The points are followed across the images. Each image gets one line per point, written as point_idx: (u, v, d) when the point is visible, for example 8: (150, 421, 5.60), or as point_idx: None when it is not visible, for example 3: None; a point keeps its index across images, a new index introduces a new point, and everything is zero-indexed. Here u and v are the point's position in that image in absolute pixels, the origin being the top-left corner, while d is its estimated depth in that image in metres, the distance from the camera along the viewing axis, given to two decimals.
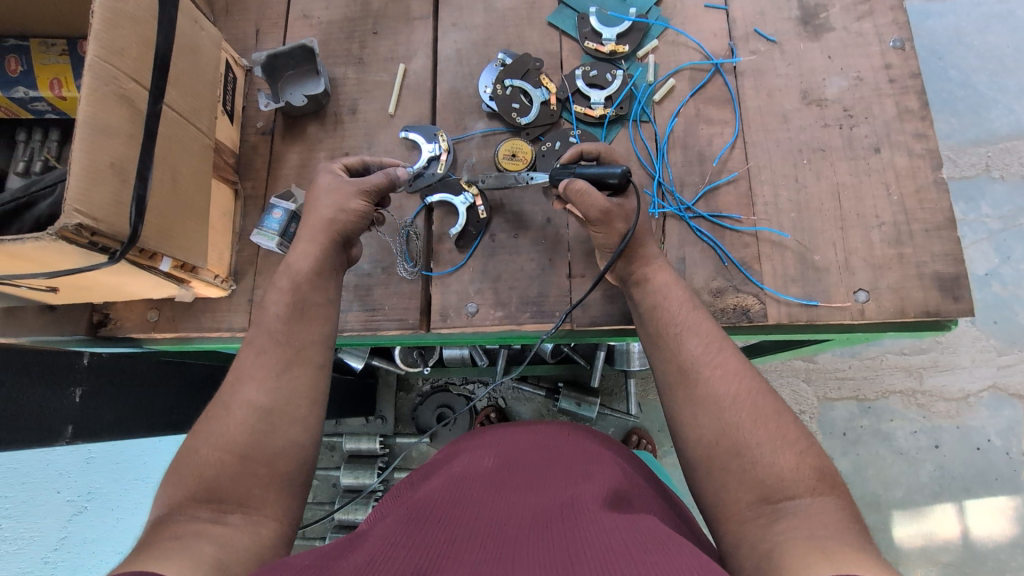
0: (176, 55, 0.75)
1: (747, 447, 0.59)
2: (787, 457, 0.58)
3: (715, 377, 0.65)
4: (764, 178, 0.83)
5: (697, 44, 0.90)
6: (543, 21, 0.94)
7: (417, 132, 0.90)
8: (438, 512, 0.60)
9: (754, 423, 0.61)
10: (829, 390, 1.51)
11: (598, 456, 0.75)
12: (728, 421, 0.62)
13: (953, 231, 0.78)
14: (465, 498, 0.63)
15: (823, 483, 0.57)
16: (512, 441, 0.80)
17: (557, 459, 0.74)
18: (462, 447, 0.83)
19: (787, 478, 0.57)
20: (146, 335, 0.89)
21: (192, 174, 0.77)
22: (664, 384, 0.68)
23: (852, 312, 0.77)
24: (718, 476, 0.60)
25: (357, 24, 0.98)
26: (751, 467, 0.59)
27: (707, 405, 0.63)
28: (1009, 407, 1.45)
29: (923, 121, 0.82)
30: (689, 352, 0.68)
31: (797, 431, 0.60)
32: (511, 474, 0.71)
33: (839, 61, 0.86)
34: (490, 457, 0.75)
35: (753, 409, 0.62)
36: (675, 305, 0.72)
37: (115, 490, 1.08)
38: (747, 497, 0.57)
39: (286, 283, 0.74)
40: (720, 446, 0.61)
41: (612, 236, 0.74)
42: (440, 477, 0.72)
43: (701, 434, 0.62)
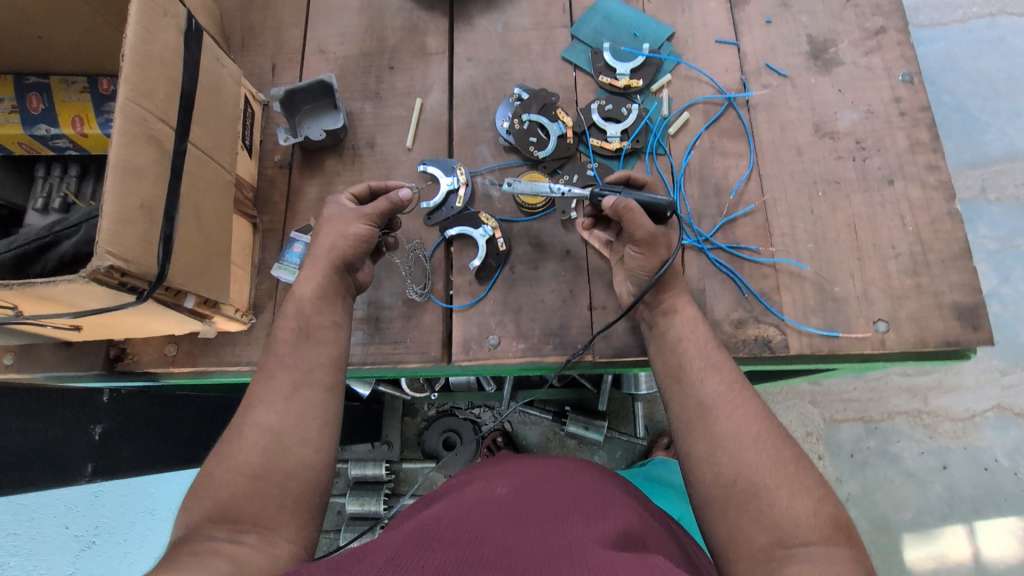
0: (200, 94, 0.76)
1: (765, 488, 0.59)
2: (805, 503, 0.58)
3: (734, 415, 0.65)
4: (780, 210, 0.84)
5: (709, 78, 0.92)
6: (558, 56, 0.96)
7: (435, 166, 0.91)
8: (448, 534, 0.60)
9: (772, 466, 0.61)
10: (835, 411, 1.51)
11: (610, 494, 0.74)
12: (747, 461, 0.61)
13: (969, 261, 0.79)
14: (476, 522, 0.63)
15: (838, 532, 0.57)
16: (526, 471, 0.79)
17: (569, 489, 0.74)
18: (476, 474, 0.82)
19: (803, 523, 0.57)
20: (164, 370, 0.87)
21: (214, 209, 0.77)
22: (680, 418, 0.67)
23: (873, 342, 0.78)
24: (732, 517, 0.60)
25: (373, 60, 0.99)
26: (767, 510, 0.58)
27: (727, 442, 0.63)
28: (1015, 426, 1.45)
29: (935, 153, 0.84)
30: (708, 390, 0.67)
31: (814, 477, 0.61)
32: (523, 500, 0.70)
33: (850, 95, 0.88)
34: (503, 484, 0.75)
35: (772, 453, 0.62)
36: (696, 340, 0.72)
37: (120, 522, 1.04)
38: (760, 539, 0.58)
39: (291, 312, 0.73)
40: (737, 486, 0.60)
41: (652, 260, 0.74)
42: (452, 500, 0.72)
43: (719, 473, 0.62)
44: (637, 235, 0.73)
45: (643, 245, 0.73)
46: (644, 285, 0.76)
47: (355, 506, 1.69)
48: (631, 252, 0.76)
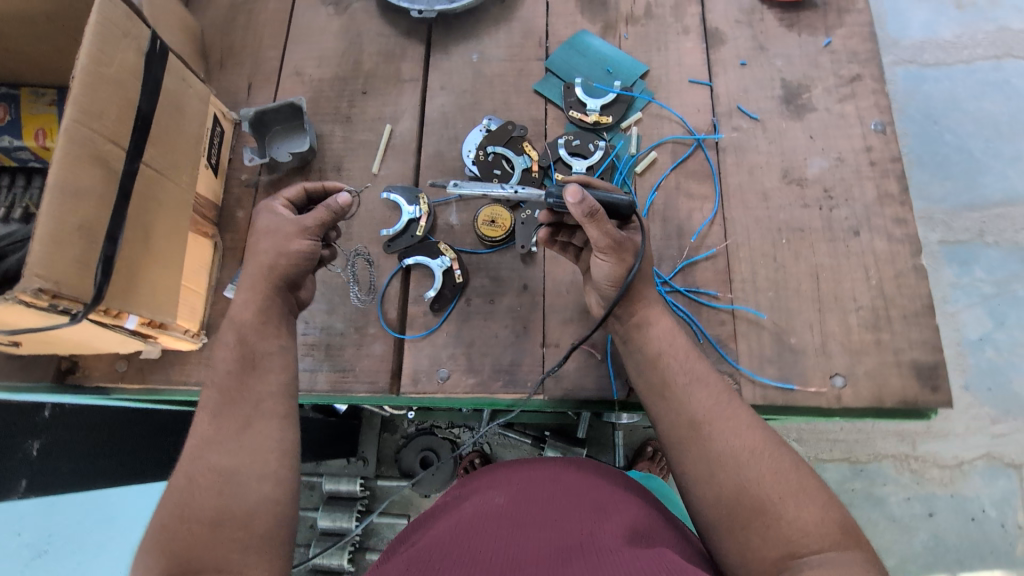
0: (159, 115, 0.76)
1: (769, 503, 0.57)
2: (811, 510, 0.56)
3: (726, 429, 0.63)
4: (742, 256, 0.83)
5: (679, 118, 0.91)
6: (530, 88, 0.95)
7: (399, 194, 0.90)
8: (444, 566, 0.56)
9: (774, 475, 0.59)
10: (821, 450, 1.46)
11: (613, 490, 0.69)
12: (747, 477, 0.59)
13: (931, 318, 0.77)
14: (475, 550, 0.58)
15: (848, 537, 0.55)
16: (522, 472, 0.74)
17: (569, 488, 0.69)
18: (474, 482, 0.77)
19: (812, 533, 0.55)
20: (113, 386, 0.87)
21: (167, 228, 0.76)
22: (670, 436, 0.65)
23: (828, 398, 0.76)
24: (741, 535, 0.57)
25: (347, 84, 0.99)
26: (774, 523, 0.56)
27: (725, 461, 0.61)
28: (1004, 477, 1.41)
29: (903, 205, 0.82)
30: (700, 404, 0.65)
31: (816, 482, 0.59)
32: (525, 510, 0.66)
33: (821, 142, 0.87)
34: (501, 492, 0.70)
35: (771, 462, 0.60)
36: (674, 352, 0.70)
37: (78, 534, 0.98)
38: (772, 555, 0.55)
39: (230, 336, 0.70)
40: (742, 500, 0.58)
41: (619, 267, 0.71)
42: (450, 517, 0.67)
43: (721, 492, 0.60)
44: (603, 243, 0.69)
45: (609, 253, 0.69)
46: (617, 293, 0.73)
47: (326, 522, 1.63)
48: (600, 261, 0.72)
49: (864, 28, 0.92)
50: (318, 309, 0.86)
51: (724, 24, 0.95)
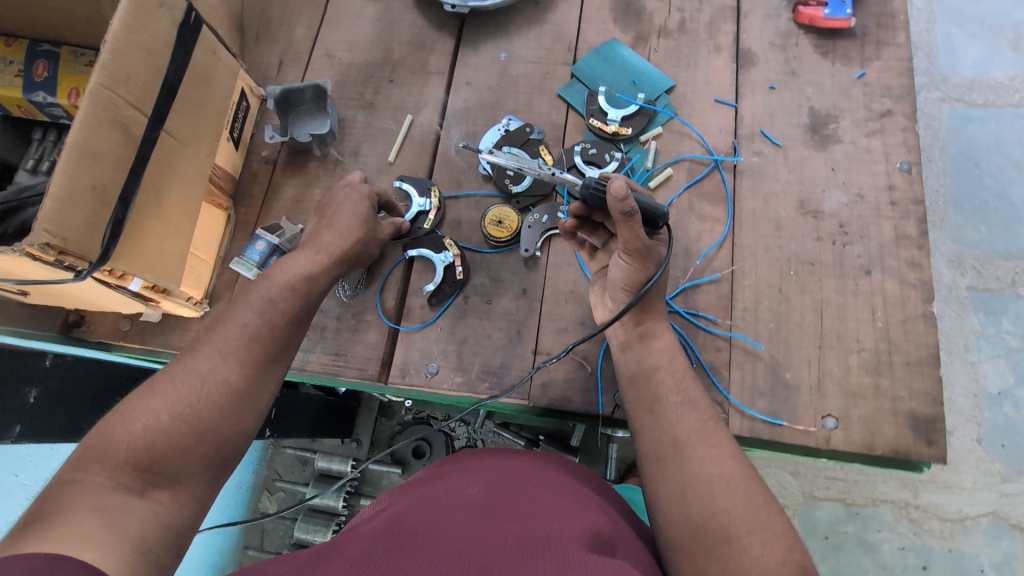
0: (186, 85, 0.78)
1: (735, 534, 0.56)
2: (775, 550, 0.54)
3: (706, 456, 0.62)
4: (747, 283, 0.81)
5: (700, 136, 0.89)
6: (554, 92, 0.95)
7: (410, 184, 0.91)
8: (415, 535, 0.56)
9: (746, 510, 0.57)
10: (817, 487, 1.43)
11: (584, 493, 0.69)
12: (718, 506, 0.58)
13: (935, 368, 0.75)
14: (444, 526, 0.58)
15: None
16: (498, 466, 0.74)
17: (543, 485, 0.69)
18: (447, 470, 0.76)
19: (774, 571, 0.53)
20: (115, 343, 0.90)
21: (180, 197, 0.79)
22: (652, 455, 0.65)
23: (817, 438, 0.74)
24: (701, 561, 0.56)
25: (375, 70, 1.00)
26: (736, 557, 0.55)
27: (700, 486, 0.60)
28: (1007, 538, 1.36)
29: (920, 250, 0.80)
30: (685, 427, 0.65)
31: (786, 525, 0.57)
32: (498, 499, 0.65)
33: (842, 175, 0.85)
34: (475, 482, 0.70)
35: (746, 496, 0.58)
36: (671, 370, 0.70)
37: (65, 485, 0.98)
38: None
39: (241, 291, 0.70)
40: (708, 529, 0.57)
41: (640, 273, 0.70)
42: (421, 496, 0.66)
43: (690, 516, 0.58)
44: (630, 247, 0.67)
45: (634, 258, 0.68)
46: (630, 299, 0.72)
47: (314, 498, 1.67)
48: (621, 262, 0.71)
49: (902, 62, 0.90)
50: None
51: (758, 45, 0.93)
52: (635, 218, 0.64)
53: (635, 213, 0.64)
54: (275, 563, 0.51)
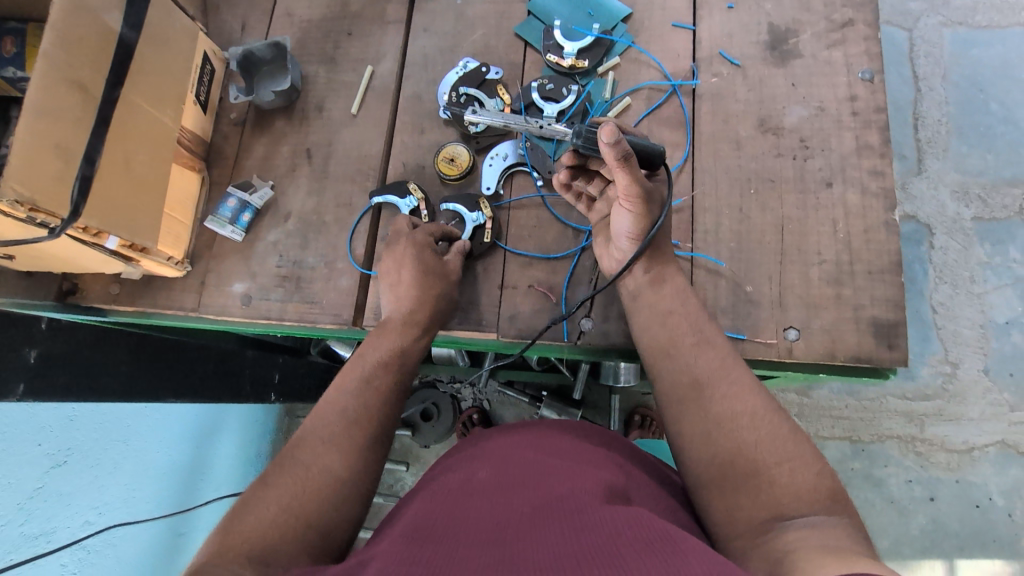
0: (142, 46, 0.80)
1: (764, 465, 0.57)
2: (805, 477, 0.56)
3: (729, 394, 0.63)
4: (707, 206, 0.81)
5: (657, 63, 0.89)
6: (510, 32, 0.94)
7: (459, 203, 0.86)
8: (425, 535, 0.56)
9: (772, 441, 0.59)
10: (822, 428, 1.56)
11: (592, 453, 0.69)
12: (743, 440, 0.59)
13: (897, 275, 0.75)
14: (464, 516, 0.58)
15: (836, 503, 0.54)
16: (503, 442, 0.74)
17: (548, 451, 0.70)
18: (456, 459, 0.76)
19: (805, 498, 0.54)
20: (108, 307, 0.93)
21: (150, 157, 0.81)
22: (672, 395, 0.66)
23: (780, 350, 0.75)
24: (731, 494, 0.57)
25: (334, 25, 1.00)
26: (766, 486, 0.56)
27: (724, 423, 0.61)
28: (1015, 465, 1.48)
29: (882, 158, 0.79)
30: (704, 366, 0.66)
31: (814, 451, 0.58)
32: (506, 476, 0.65)
33: (803, 90, 0.84)
34: (482, 464, 0.70)
35: (770, 429, 0.60)
36: (686, 312, 0.71)
37: (95, 448, 1.06)
38: (760, 515, 0.55)
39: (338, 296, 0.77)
40: (735, 463, 0.58)
41: (644, 220, 0.72)
42: (431, 491, 0.66)
43: (716, 453, 0.60)
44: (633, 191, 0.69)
45: (638, 202, 0.70)
46: (637, 247, 0.74)
47: None
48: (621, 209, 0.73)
49: None
50: (293, 243, 0.90)
51: None
52: (629, 159, 0.66)
53: (630, 157, 0.66)
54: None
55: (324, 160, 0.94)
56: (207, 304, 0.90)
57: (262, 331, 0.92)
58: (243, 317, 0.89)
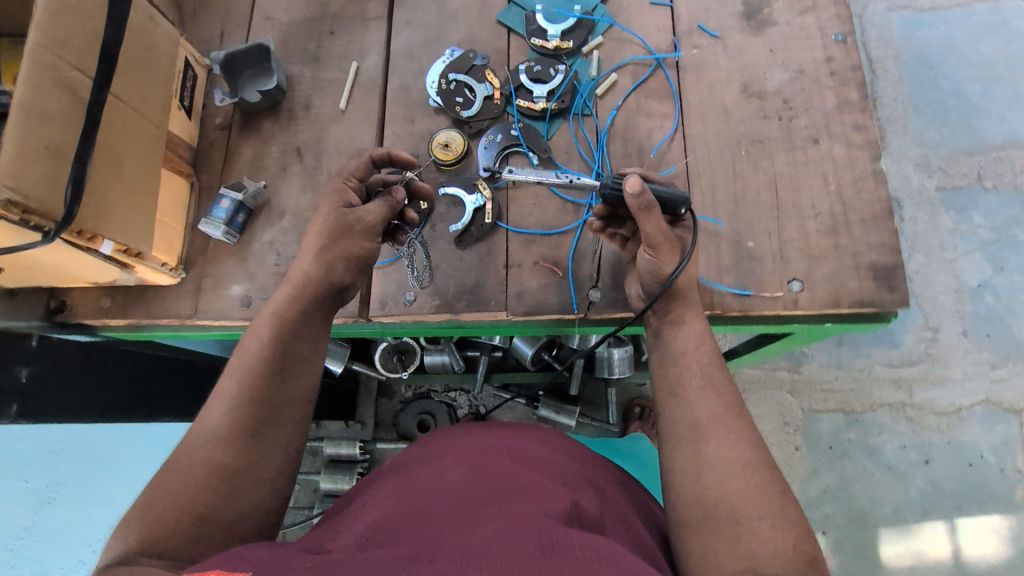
0: (127, 49, 0.78)
1: (747, 515, 0.59)
2: (785, 536, 0.58)
3: (726, 439, 0.64)
4: (702, 170, 0.83)
5: (640, 39, 0.91)
6: (493, 19, 0.96)
7: (457, 187, 0.87)
8: (400, 531, 0.57)
9: (759, 494, 0.60)
10: (815, 402, 1.59)
11: (568, 470, 0.72)
12: (733, 487, 0.61)
13: (889, 221, 0.77)
14: (432, 515, 0.59)
15: (810, 567, 0.57)
16: (478, 446, 0.76)
17: (523, 462, 0.72)
18: (428, 454, 0.77)
19: (780, 555, 0.57)
20: (100, 322, 0.90)
21: (140, 160, 0.79)
22: (673, 433, 0.67)
23: (785, 302, 0.76)
24: (708, 538, 0.60)
25: (315, 25, 1.01)
26: (744, 535, 0.58)
27: (716, 466, 0.62)
28: (1002, 421, 1.53)
29: (862, 113, 0.83)
30: (706, 409, 0.66)
31: (798, 512, 0.60)
32: (480, 479, 0.67)
33: (781, 55, 0.87)
34: (456, 466, 0.71)
35: (759, 481, 0.61)
36: (699, 356, 0.70)
37: (85, 482, 1.12)
38: (733, 564, 0.57)
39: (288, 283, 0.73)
40: (720, 508, 0.60)
41: (666, 263, 0.73)
42: (401, 485, 0.67)
43: (702, 494, 0.62)
44: (653, 237, 0.71)
45: (658, 247, 0.71)
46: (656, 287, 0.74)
47: (327, 484, 1.63)
48: (644, 256, 0.74)
49: None
50: (290, 241, 0.89)
51: None
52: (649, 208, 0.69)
53: (652, 205, 0.69)
54: (255, 552, 0.51)
55: (316, 157, 0.93)
56: (205, 308, 0.88)
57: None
58: (244, 319, 0.87)
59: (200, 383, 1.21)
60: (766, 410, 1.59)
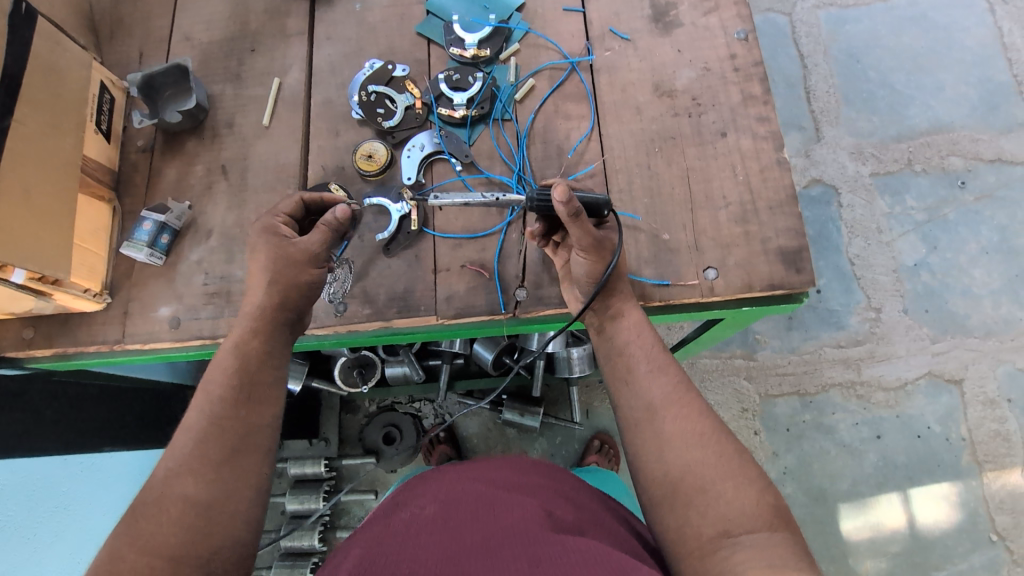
0: (32, 76, 0.78)
1: (710, 482, 0.62)
2: (749, 493, 0.61)
3: (680, 415, 0.67)
4: (619, 167, 0.86)
5: (555, 45, 0.94)
6: (412, 31, 0.97)
7: (384, 197, 0.88)
8: (387, 567, 0.57)
9: (719, 459, 0.64)
10: (770, 386, 1.64)
11: (540, 487, 0.74)
12: (694, 458, 0.64)
13: (794, 207, 0.81)
14: (413, 551, 0.59)
15: (779, 519, 0.61)
16: (448, 478, 0.76)
17: (498, 485, 0.73)
18: (398, 497, 0.77)
19: (749, 511, 0.60)
20: (24, 354, 0.88)
21: (50, 186, 0.79)
22: (630, 418, 0.69)
23: (702, 289, 0.79)
24: (681, 512, 0.62)
25: (236, 43, 1.00)
26: (712, 502, 0.61)
27: (673, 444, 0.65)
28: (945, 393, 1.60)
29: (766, 105, 0.87)
30: (658, 391, 0.69)
31: (757, 469, 0.64)
32: (455, 509, 0.67)
33: (688, 54, 0.90)
34: (429, 501, 0.71)
35: (718, 447, 0.64)
36: (642, 342, 0.72)
37: (30, 518, 1.10)
38: (708, 531, 0.60)
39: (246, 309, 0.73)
40: (686, 481, 0.63)
41: (598, 265, 0.74)
42: (376, 528, 0.67)
43: (668, 469, 0.64)
44: (584, 243, 0.72)
45: (590, 251, 0.73)
46: (593, 291, 0.75)
47: (294, 505, 1.62)
48: (578, 258, 0.75)
49: None
50: (218, 259, 0.89)
51: None
52: (578, 217, 0.70)
53: (580, 211, 0.70)
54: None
55: (241, 174, 0.93)
56: (134, 332, 0.87)
57: (197, 354, 0.89)
58: (173, 340, 0.86)
59: (147, 413, 1.28)
60: (724, 397, 1.63)
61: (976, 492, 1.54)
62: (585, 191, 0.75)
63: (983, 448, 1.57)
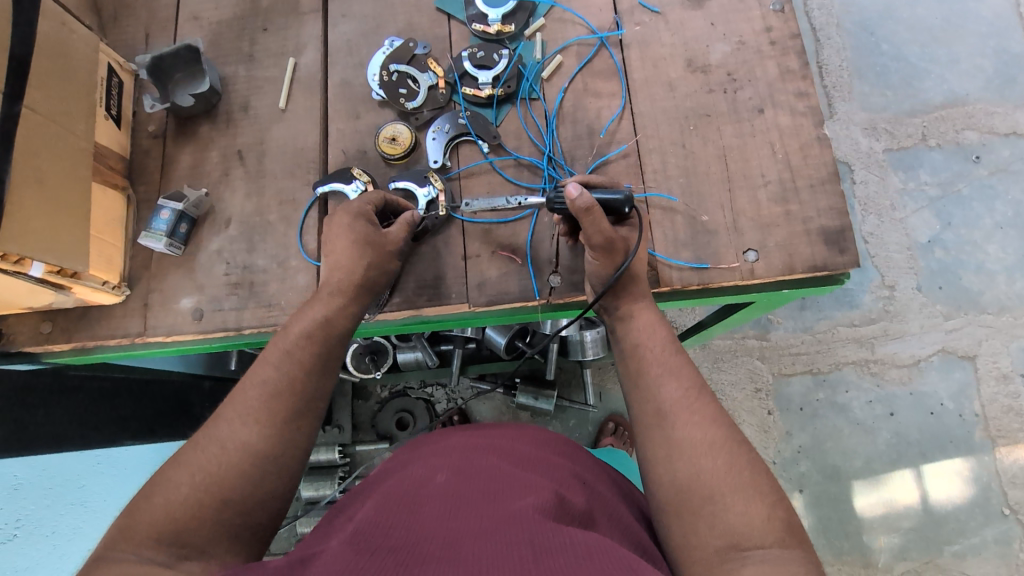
0: (42, 59, 0.75)
1: (720, 492, 0.59)
2: (758, 507, 0.58)
3: (691, 422, 0.64)
4: (652, 147, 0.83)
5: (582, 19, 0.90)
6: (432, 7, 0.93)
7: (410, 181, 0.84)
8: (390, 535, 0.55)
9: (729, 470, 0.60)
10: (785, 365, 1.63)
11: (557, 467, 0.72)
12: (704, 467, 0.61)
13: (836, 184, 0.79)
14: (418, 522, 0.57)
15: (792, 536, 0.56)
16: (462, 448, 0.75)
17: (510, 460, 0.71)
18: (410, 458, 0.76)
19: (753, 528, 0.56)
20: (43, 349, 0.85)
21: (63, 170, 0.75)
22: (642, 421, 0.67)
23: (741, 272, 0.77)
24: (688, 519, 0.59)
25: (246, 22, 0.96)
26: (720, 513, 0.58)
27: (693, 449, 0.62)
28: (958, 368, 1.60)
29: (804, 80, 0.84)
30: (673, 394, 0.66)
31: (770, 485, 0.60)
32: (467, 482, 0.65)
33: (722, 27, 0.87)
34: (442, 468, 0.69)
35: (729, 459, 0.61)
36: (653, 345, 0.71)
37: (47, 516, 1.08)
38: (714, 542, 0.57)
39: None
40: (693, 489, 0.60)
41: (607, 267, 0.72)
42: (384, 492, 0.66)
43: (675, 477, 0.61)
44: (596, 241, 0.71)
45: (601, 251, 0.71)
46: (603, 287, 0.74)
47: (310, 491, 1.60)
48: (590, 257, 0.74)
49: None
50: (239, 248, 0.86)
51: None
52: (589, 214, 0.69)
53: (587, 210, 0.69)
54: None
55: (259, 159, 0.90)
56: (155, 324, 0.84)
57: (220, 345, 0.87)
58: (197, 332, 0.84)
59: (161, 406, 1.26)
60: (738, 377, 1.62)
61: (989, 468, 1.55)
62: (603, 190, 0.73)
63: (996, 423, 1.57)
